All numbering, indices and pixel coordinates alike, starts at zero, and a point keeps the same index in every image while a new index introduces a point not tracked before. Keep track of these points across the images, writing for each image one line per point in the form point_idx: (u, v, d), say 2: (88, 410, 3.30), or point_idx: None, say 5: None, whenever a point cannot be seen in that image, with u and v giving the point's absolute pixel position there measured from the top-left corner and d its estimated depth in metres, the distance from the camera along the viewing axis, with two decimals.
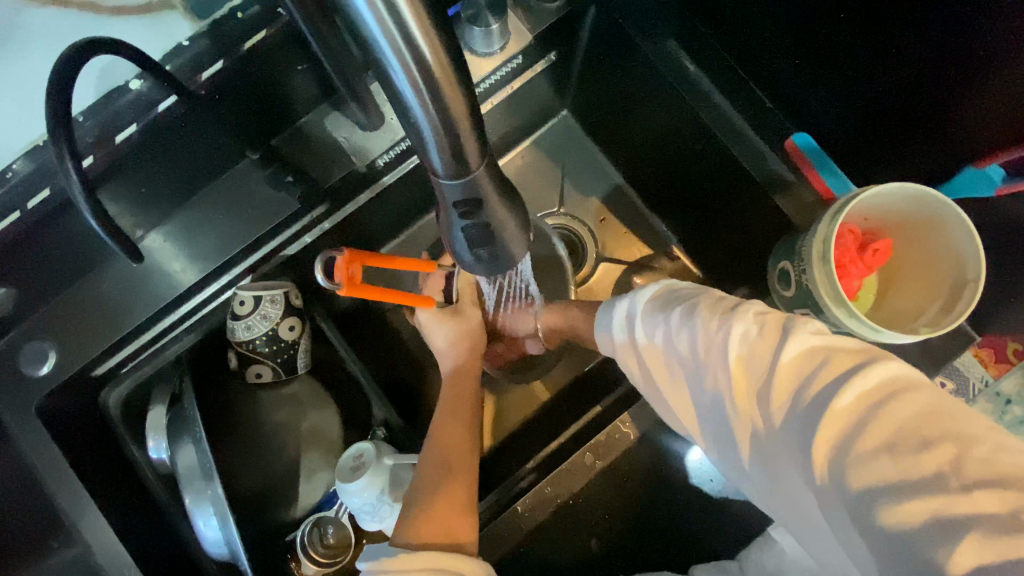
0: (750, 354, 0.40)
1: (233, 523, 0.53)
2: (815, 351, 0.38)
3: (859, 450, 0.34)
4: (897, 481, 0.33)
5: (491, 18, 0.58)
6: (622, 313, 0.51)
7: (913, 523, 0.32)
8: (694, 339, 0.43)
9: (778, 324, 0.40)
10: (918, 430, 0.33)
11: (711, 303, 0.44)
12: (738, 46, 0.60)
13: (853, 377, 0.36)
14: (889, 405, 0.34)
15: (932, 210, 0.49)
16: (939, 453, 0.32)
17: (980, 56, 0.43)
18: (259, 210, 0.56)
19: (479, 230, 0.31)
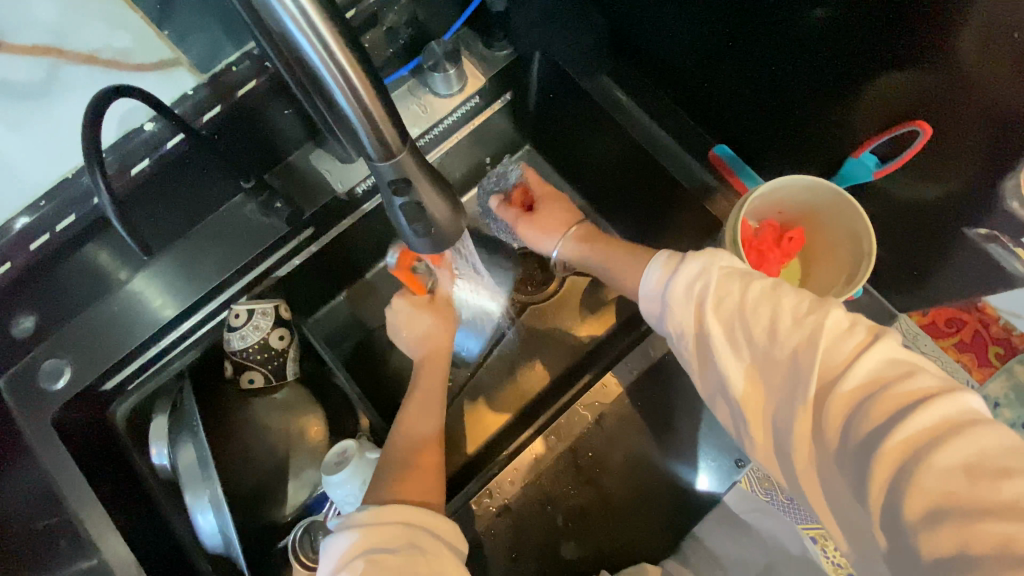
0: (832, 357, 0.43)
1: (229, 512, 0.60)
2: (900, 368, 0.41)
3: (935, 465, 0.36)
4: (966, 503, 0.35)
5: (448, 64, 0.68)
6: (687, 281, 0.51)
7: (976, 545, 0.34)
8: (779, 332, 0.45)
9: (866, 335, 0.43)
10: (990, 458, 0.36)
11: (797, 300, 0.46)
12: (659, 76, 0.70)
13: (934, 398, 0.38)
14: (967, 430, 0.37)
15: (826, 199, 0.57)
16: (1015, 483, 0.34)
17: (856, 61, 0.50)
18: (250, 237, 0.64)
19: (414, 207, 0.36)
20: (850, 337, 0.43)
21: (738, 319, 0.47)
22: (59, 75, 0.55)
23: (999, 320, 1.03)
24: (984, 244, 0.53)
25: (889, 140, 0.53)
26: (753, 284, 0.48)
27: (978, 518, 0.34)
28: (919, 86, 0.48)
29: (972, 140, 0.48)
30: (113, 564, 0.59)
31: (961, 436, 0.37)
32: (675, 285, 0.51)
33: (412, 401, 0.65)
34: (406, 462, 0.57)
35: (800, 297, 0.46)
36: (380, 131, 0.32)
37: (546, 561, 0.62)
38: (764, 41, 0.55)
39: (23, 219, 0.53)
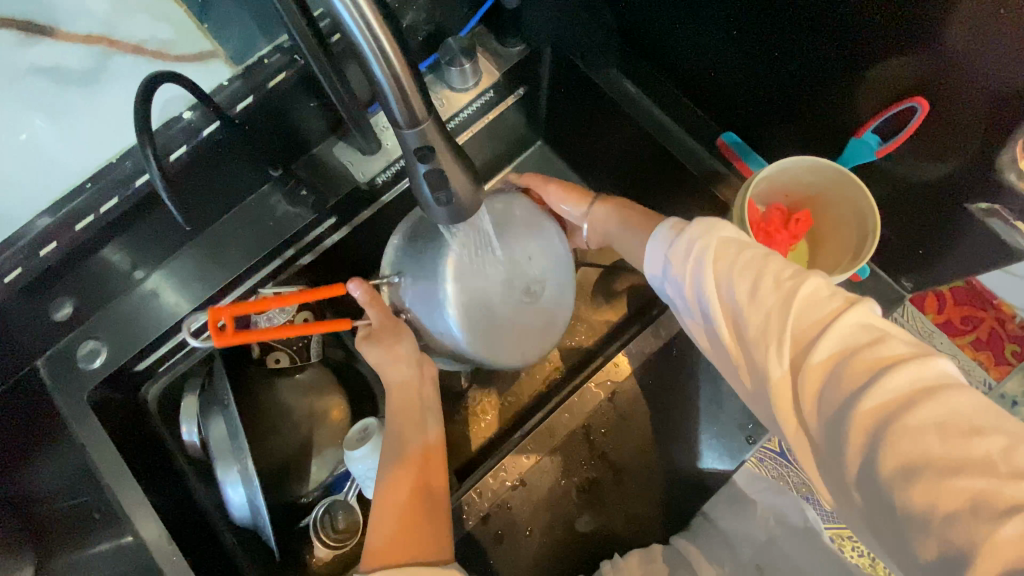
0: (813, 320, 0.44)
1: (258, 484, 0.64)
2: (875, 332, 0.43)
3: (908, 426, 0.38)
4: (939, 460, 0.37)
5: (464, 59, 0.71)
6: (688, 242, 0.53)
7: (945, 501, 0.36)
8: (759, 293, 0.47)
9: (845, 300, 0.44)
10: (962, 419, 0.37)
11: (780, 267, 0.48)
12: (667, 68, 0.73)
13: (905, 362, 0.40)
14: (940, 391, 0.39)
15: (830, 178, 0.60)
16: (988, 441, 0.36)
17: (857, 41, 0.52)
18: (277, 225, 0.68)
19: (437, 174, 0.39)
20: (828, 305, 0.45)
21: (724, 283, 0.50)
22: (108, 64, 0.62)
23: (1015, 318, 1.05)
24: (984, 219, 0.54)
25: (886, 119, 0.55)
26: (743, 250, 0.50)
27: (946, 475, 0.36)
28: (916, 67, 0.50)
29: (966, 119, 0.49)
30: (145, 535, 0.61)
31: (932, 398, 0.38)
32: (678, 246, 0.54)
33: (386, 452, 0.63)
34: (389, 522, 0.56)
35: (783, 265, 0.48)
36: (406, 96, 0.35)
37: (561, 536, 0.66)
38: (768, 29, 0.57)
39: (44, 219, 0.56)
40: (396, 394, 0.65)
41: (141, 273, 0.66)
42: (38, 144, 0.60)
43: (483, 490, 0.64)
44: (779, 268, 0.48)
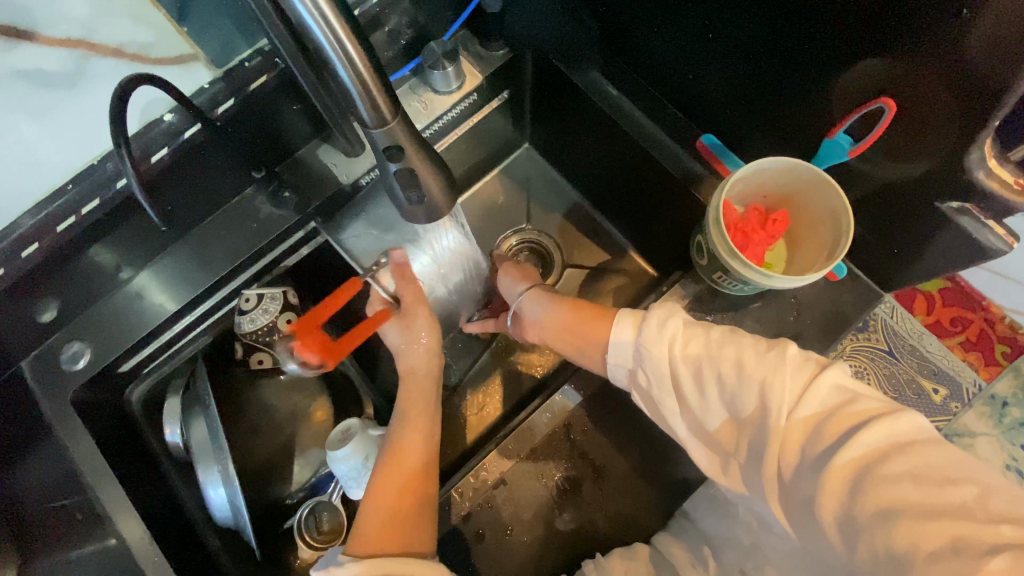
0: (790, 389, 0.48)
1: (237, 486, 0.63)
2: (846, 394, 0.47)
3: (886, 477, 0.42)
4: (918, 506, 0.40)
5: (447, 63, 0.72)
6: (658, 322, 0.55)
7: (925, 541, 0.39)
8: (740, 366, 0.50)
9: (818, 366, 0.49)
10: (936, 469, 0.41)
11: (757, 340, 0.52)
12: (647, 71, 0.74)
13: (878, 420, 0.44)
14: (910, 448, 0.43)
15: (806, 179, 0.62)
16: (960, 488, 0.40)
17: (828, 43, 0.53)
18: (259, 227, 0.68)
19: (404, 172, 0.39)
20: (805, 376, 0.48)
21: (703, 361, 0.52)
22: (88, 67, 0.62)
23: (1004, 319, 1.08)
24: (955, 217, 0.55)
25: (858, 119, 0.56)
26: (715, 328, 0.54)
27: (927, 519, 0.39)
28: (887, 67, 0.50)
29: (935, 121, 0.50)
30: (126, 535, 0.61)
31: (904, 454, 0.42)
32: (647, 329, 0.55)
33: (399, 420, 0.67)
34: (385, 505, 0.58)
35: (758, 337, 0.52)
36: (374, 98, 0.36)
37: (541, 539, 0.67)
38: (745, 30, 0.58)
39: (27, 221, 0.57)
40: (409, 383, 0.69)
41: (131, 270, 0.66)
42: (25, 146, 0.60)
43: (464, 491, 0.65)
44: (755, 342, 0.51)
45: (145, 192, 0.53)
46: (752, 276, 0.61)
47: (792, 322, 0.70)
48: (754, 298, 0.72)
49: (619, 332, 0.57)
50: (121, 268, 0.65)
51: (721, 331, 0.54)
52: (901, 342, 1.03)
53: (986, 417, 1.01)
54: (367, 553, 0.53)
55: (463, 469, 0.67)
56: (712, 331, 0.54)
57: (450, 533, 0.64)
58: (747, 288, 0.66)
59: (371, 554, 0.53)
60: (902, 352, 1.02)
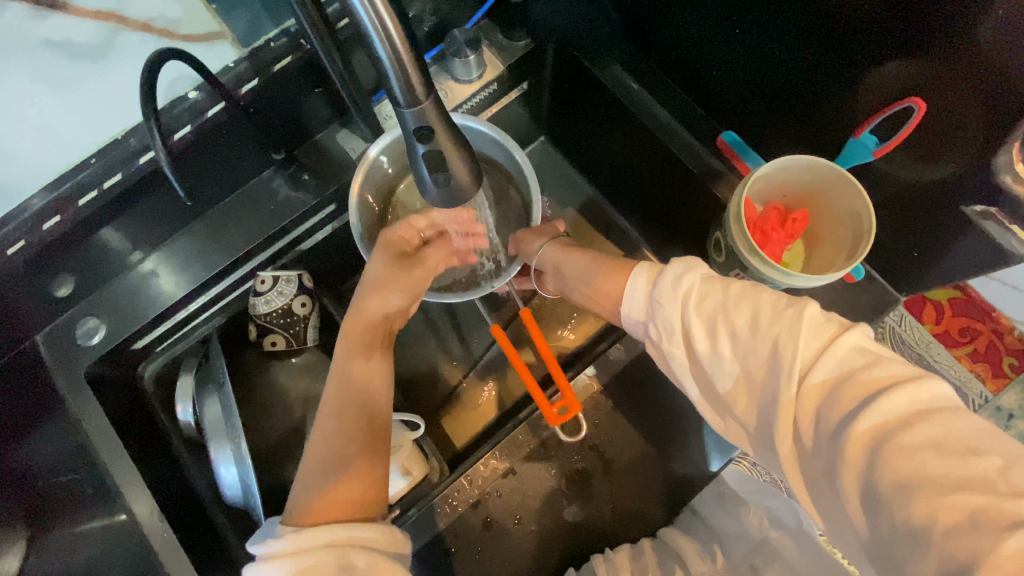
0: (808, 347, 0.46)
1: (250, 465, 0.64)
2: (869, 356, 0.45)
3: (906, 444, 0.40)
4: (937, 477, 0.38)
5: (469, 51, 0.72)
6: (674, 277, 0.54)
7: (944, 515, 0.37)
8: (758, 325, 0.48)
9: (840, 325, 0.47)
10: (958, 439, 0.39)
11: (776, 298, 0.50)
12: (669, 65, 0.73)
13: (901, 385, 0.42)
14: (936, 414, 0.40)
15: (830, 177, 0.61)
16: (985, 460, 0.38)
17: (857, 41, 0.52)
18: (277, 209, 0.68)
19: (432, 154, 0.39)
20: (825, 336, 0.46)
21: (720, 319, 0.50)
22: (117, 40, 0.62)
23: (1013, 331, 1.04)
24: (979, 221, 0.54)
25: (883, 120, 0.56)
26: (733, 284, 0.52)
27: (946, 492, 0.37)
28: (913, 69, 0.50)
29: (963, 122, 0.49)
30: (136, 511, 0.62)
31: (926, 420, 0.40)
32: (662, 284, 0.54)
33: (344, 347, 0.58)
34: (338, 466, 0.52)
35: (778, 295, 0.50)
36: (408, 76, 0.36)
37: (549, 528, 0.67)
38: (769, 26, 0.58)
39: (48, 193, 0.57)
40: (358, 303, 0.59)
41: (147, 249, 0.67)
42: (49, 119, 0.61)
43: (474, 478, 0.65)
44: (777, 300, 0.50)
45: (172, 165, 0.52)
46: (772, 274, 0.61)
47: None
48: None
49: (637, 286, 0.56)
50: (138, 245, 0.65)
51: (740, 287, 0.52)
52: (909, 350, 1.05)
53: None
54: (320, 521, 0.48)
55: (471, 457, 0.67)
56: (730, 287, 0.52)
57: (457, 521, 0.64)
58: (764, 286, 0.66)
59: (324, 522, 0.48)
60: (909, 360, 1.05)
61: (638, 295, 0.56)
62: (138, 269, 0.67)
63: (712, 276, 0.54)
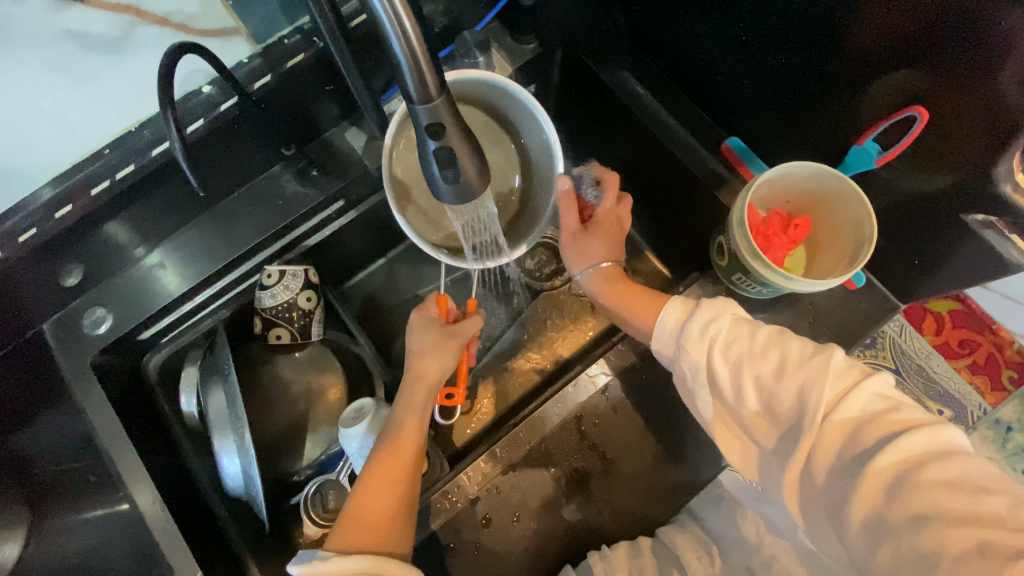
0: (833, 393, 0.47)
1: (253, 457, 0.65)
2: (890, 401, 0.47)
3: (922, 481, 0.42)
4: (952, 512, 0.41)
5: (478, 52, 0.71)
6: (703, 316, 0.54)
7: (955, 546, 0.40)
8: (784, 367, 0.50)
9: (862, 371, 0.49)
10: (971, 479, 0.42)
11: (802, 344, 0.51)
12: (677, 71, 0.74)
13: (918, 427, 0.44)
14: (949, 456, 0.43)
15: (831, 185, 0.62)
16: (992, 498, 0.41)
17: (862, 52, 0.53)
18: (285, 205, 0.69)
19: (444, 151, 0.40)
20: (847, 380, 0.48)
21: (744, 359, 0.52)
22: (135, 34, 0.64)
23: (1013, 344, 1.05)
24: (980, 230, 0.55)
25: (886, 128, 0.57)
26: (761, 328, 0.53)
27: (959, 525, 0.40)
28: (918, 79, 0.51)
29: (963, 136, 0.51)
30: (139, 501, 0.62)
31: (941, 462, 0.43)
32: (692, 322, 0.55)
33: (408, 392, 0.63)
34: (368, 507, 0.55)
35: (804, 338, 0.52)
36: (422, 73, 0.37)
37: (547, 528, 0.68)
38: (776, 36, 0.59)
39: (60, 181, 0.57)
40: (416, 369, 0.64)
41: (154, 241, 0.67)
42: (64, 109, 0.62)
43: (474, 475, 0.65)
44: (801, 342, 0.51)
45: (188, 157, 0.53)
46: (773, 277, 0.62)
47: (808, 328, 0.70)
48: (771, 302, 0.72)
49: (664, 323, 0.57)
50: (147, 236, 0.66)
51: (765, 329, 0.53)
52: (909, 360, 1.05)
53: (990, 441, 1.03)
54: (355, 549, 0.52)
55: (470, 455, 0.67)
56: (756, 329, 0.53)
57: (454, 519, 0.64)
58: (765, 290, 0.67)
59: (358, 551, 0.52)
60: (908, 370, 1.05)
61: (665, 332, 0.57)
62: (145, 261, 0.67)
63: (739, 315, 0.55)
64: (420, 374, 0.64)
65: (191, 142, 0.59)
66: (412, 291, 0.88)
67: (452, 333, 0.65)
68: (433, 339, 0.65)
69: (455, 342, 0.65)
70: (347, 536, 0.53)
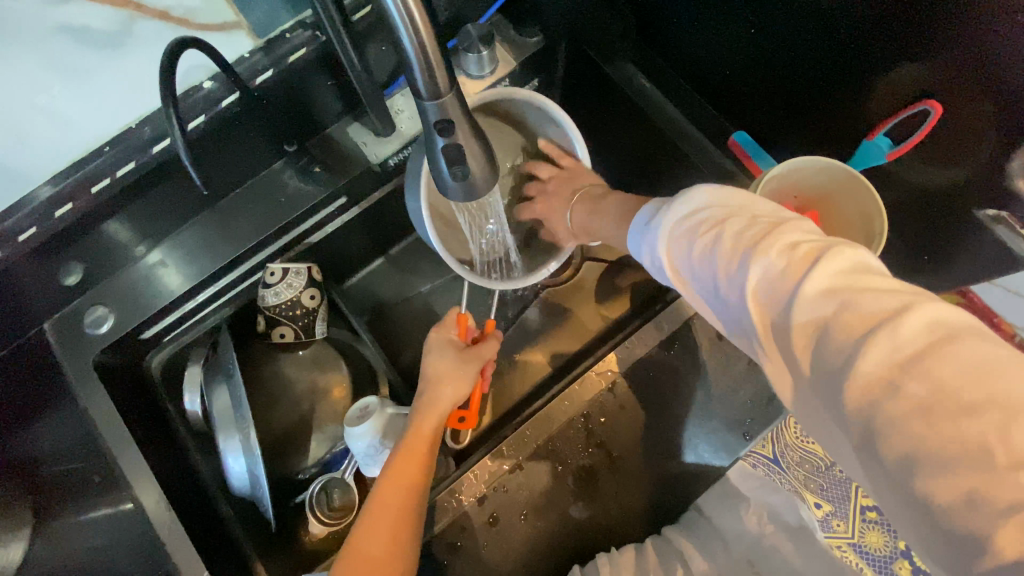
0: (774, 297, 0.38)
1: (259, 458, 0.65)
2: (838, 296, 0.36)
3: (890, 405, 0.32)
4: (931, 446, 0.30)
5: (482, 46, 0.70)
6: (665, 228, 0.49)
7: (942, 492, 0.30)
8: (726, 275, 0.42)
9: (804, 263, 0.38)
10: (953, 395, 0.30)
11: (743, 239, 0.42)
12: (686, 63, 0.73)
13: (881, 331, 0.33)
14: (929, 357, 0.32)
15: (840, 180, 0.62)
16: (978, 420, 0.29)
17: (873, 44, 0.52)
18: (287, 202, 0.68)
19: (453, 148, 0.39)
20: (790, 279, 0.38)
21: (696, 268, 0.45)
22: (133, 28, 0.62)
23: (1013, 336, 1.05)
24: (990, 226, 0.54)
25: (898, 123, 0.56)
26: (707, 232, 0.45)
27: (942, 464, 0.30)
28: (927, 73, 0.50)
29: (976, 130, 0.50)
30: (145, 501, 0.62)
31: (915, 374, 0.32)
32: (657, 231, 0.50)
33: (417, 416, 0.62)
34: (369, 534, 0.55)
35: (748, 234, 0.42)
36: (432, 68, 0.36)
37: (555, 525, 0.67)
38: (786, 28, 0.58)
39: (58, 180, 0.56)
40: (428, 394, 0.63)
41: (154, 241, 0.66)
42: (60, 106, 0.61)
43: (480, 473, 0.66)
44: (733, 240, 0.43)
45: (190, 155, 0.52)
46: None
47: None
48: None
49: (641, 236, 0.53)
50: (148, 235, 0.65)
51: (706, 233, 0.45)
52: None
53: None
54: None
55: (476, 454, 0.67)
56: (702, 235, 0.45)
57: (458, 519, 0.64)
58: None
59: None
60: None
61: (642, 240, 0.53)
62: (147, 259, 0.67)
63: (695, 218, 0.47)
64: (432, 400, 0.63)
65: (194, 139, 0.58)
66: (414, 288, 0.88)
67: (470, 357, 0.67)
68: (448, 364, 0.66)
69: (473, 367, 0.66)
70: (349, 561, 0.54)
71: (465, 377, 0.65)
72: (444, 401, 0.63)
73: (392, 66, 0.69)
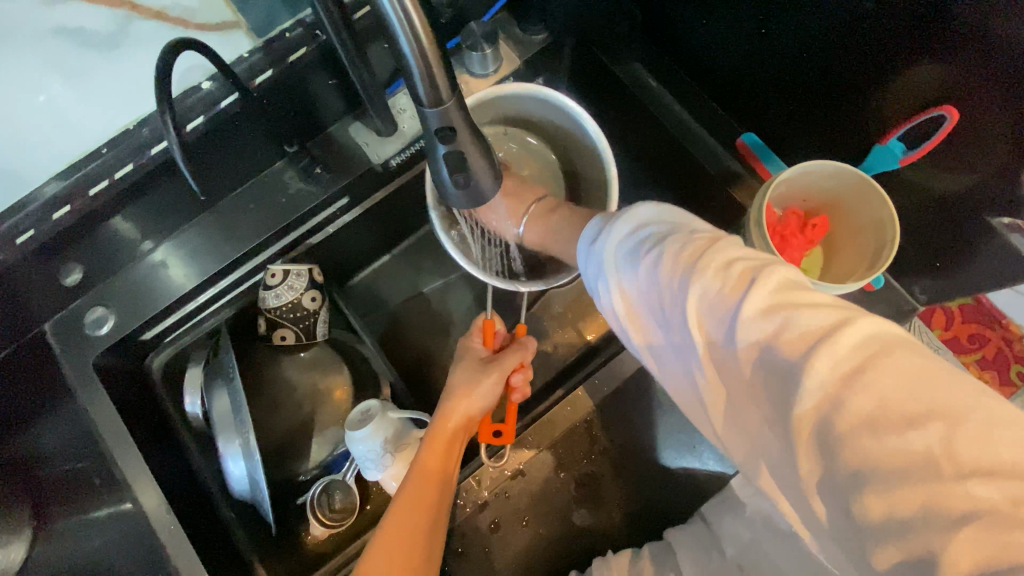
0: (721, 313, 0.37)
1: (259, 462, 0.65)
2: (779, 313, 0.35)
3: (840, 424, 0.31)
4: (885, 463, 0.30)
5: (486, 44, 0.68)
6: (600, 252, 0.47)
7: (900, 510, 0.29)
8: (669, 294, 0.40)
9: (749, 277, 0.37)
10: (895, 408, 0.30)
11: (679, 256, 0.41)
12: (694, 62, 0.71)
13: (823, 347, 0.32)
14: (867, 372, 0.31)
15: (851, 184, 0.60)
16: (922, 432, 0.29)
17: (889, 47, 0.51)
18: (287, 203, 0.67)
19: (454, 155, 0.38)
20: (731, 297, 0.37)
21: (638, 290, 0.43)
22: (132, 28, 0.62)
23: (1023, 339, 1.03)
24: (1007, 233, 0.53)
25: (913, 126, 0.54)
26: (644, 249, 0.43)
27: (895, 481, 0.29)
28: (944, 77, 0.49)
29: (994, 137, 0.49)
30: (145, 504, 0.61)
31: (858, 390, 0.31)
32: (593, 255, 0.48)
33: (435, 429, 0.62)
34: (386, 548, 0.53)
35: (686, 249, 0.41)
36: (434, 75, 0.35)
37: (557, 532, 0.67)
38: (798, 28, 0.56)
39: (56, 182, 0.56)
40: (447, 405, 0.62)
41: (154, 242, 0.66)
42: (58, 106, 0.60)
43: (482, 479, 0.66)
44: (670, 256, 0.41)
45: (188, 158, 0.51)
46: None
47: None
48: None
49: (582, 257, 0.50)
50: (147, 236, 0.64)
51: (644, 251, 0.43)
52: None
53: None
54: None
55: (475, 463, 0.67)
56: (639, 253, 0.43)
57: (461, 527, 0.64)
58: None
59: None
60: None
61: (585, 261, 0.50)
62: (147, 259, 0.66)
63: (631, 235, 0.45)
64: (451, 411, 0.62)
65: (192, 140, 0.57)
66: (415, 288, 0.87)
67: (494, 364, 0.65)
68: (468, 374, 0.65)
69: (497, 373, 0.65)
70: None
71: (482, 387, 0.63)
72: (466, 413, 0.62)
73: (393, 65, 0.67)
